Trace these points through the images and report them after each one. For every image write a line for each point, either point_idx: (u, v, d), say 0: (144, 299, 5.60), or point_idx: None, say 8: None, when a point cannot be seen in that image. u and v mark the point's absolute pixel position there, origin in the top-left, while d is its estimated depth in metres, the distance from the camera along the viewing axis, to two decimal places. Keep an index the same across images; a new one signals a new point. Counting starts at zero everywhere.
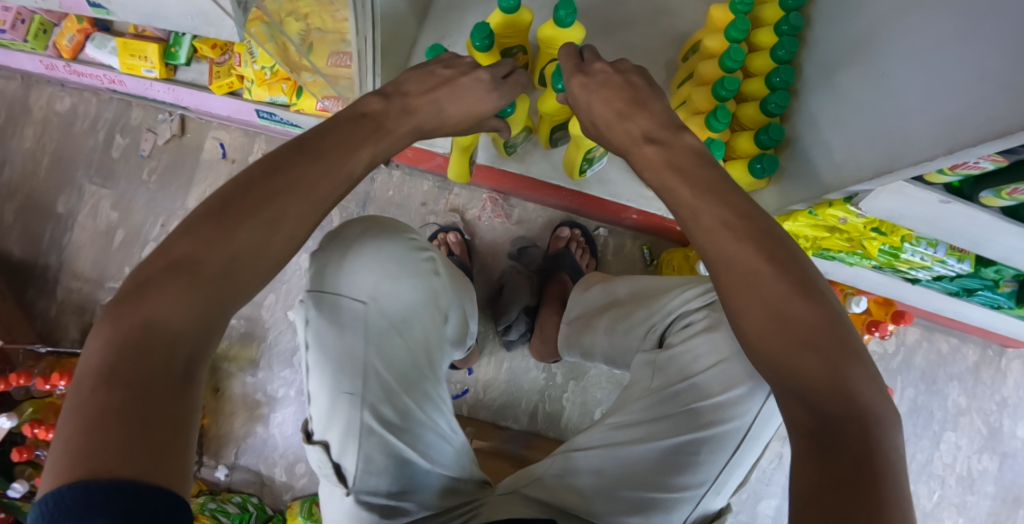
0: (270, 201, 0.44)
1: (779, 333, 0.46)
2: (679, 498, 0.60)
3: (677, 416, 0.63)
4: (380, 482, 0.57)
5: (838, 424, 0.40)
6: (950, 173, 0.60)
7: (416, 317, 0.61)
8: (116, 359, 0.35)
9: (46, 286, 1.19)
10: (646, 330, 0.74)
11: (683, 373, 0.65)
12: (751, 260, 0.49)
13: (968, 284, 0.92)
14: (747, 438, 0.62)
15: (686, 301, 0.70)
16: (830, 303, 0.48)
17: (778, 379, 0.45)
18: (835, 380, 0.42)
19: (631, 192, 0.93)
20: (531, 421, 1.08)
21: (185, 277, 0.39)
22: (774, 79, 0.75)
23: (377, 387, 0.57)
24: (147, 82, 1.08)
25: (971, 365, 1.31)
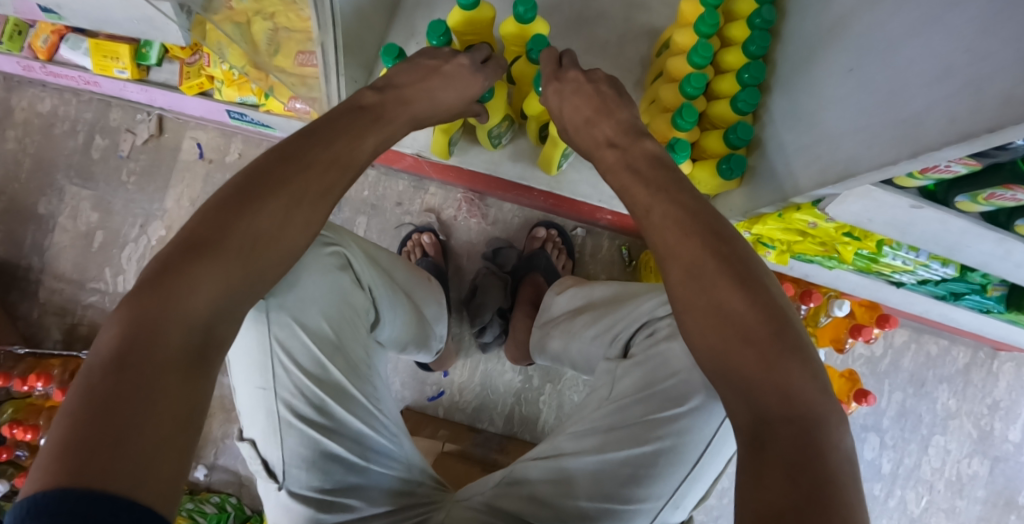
0: (282, 191, 0.46)
1: (721, 329, 0.43)
2: (638, 510, 0.57)
3: (631, 427, 0.59)
4: (311, 478, 0.56)
5: (781, 432, 0.38)
6: (921, 177, 0.55)
7: (327, 312, 0.58)
8: (125, 347, 0.36)
9: (28, 288, 1.19)
10: (612, 337, 0.71)
11: (642, 382, 0.62)
12: (698, 252, 0.46)
13: (954, 288, 0.90)
14: (708, 451, 0.58)
15: (652, 309, 0.67)
16: (769, 293, 0.44)
17: (722, 378, 0.43)
18: (775, 380, 0.40)
19: (602, 192, 0.90)
20: (506, 425, 1.08)
21: (205, 264, 0.41)
22: (744, 75, 0.71)
23: (291, 382, 0.56)
24: (121, 83, 1.07)
25: (962, 367, 1.28)
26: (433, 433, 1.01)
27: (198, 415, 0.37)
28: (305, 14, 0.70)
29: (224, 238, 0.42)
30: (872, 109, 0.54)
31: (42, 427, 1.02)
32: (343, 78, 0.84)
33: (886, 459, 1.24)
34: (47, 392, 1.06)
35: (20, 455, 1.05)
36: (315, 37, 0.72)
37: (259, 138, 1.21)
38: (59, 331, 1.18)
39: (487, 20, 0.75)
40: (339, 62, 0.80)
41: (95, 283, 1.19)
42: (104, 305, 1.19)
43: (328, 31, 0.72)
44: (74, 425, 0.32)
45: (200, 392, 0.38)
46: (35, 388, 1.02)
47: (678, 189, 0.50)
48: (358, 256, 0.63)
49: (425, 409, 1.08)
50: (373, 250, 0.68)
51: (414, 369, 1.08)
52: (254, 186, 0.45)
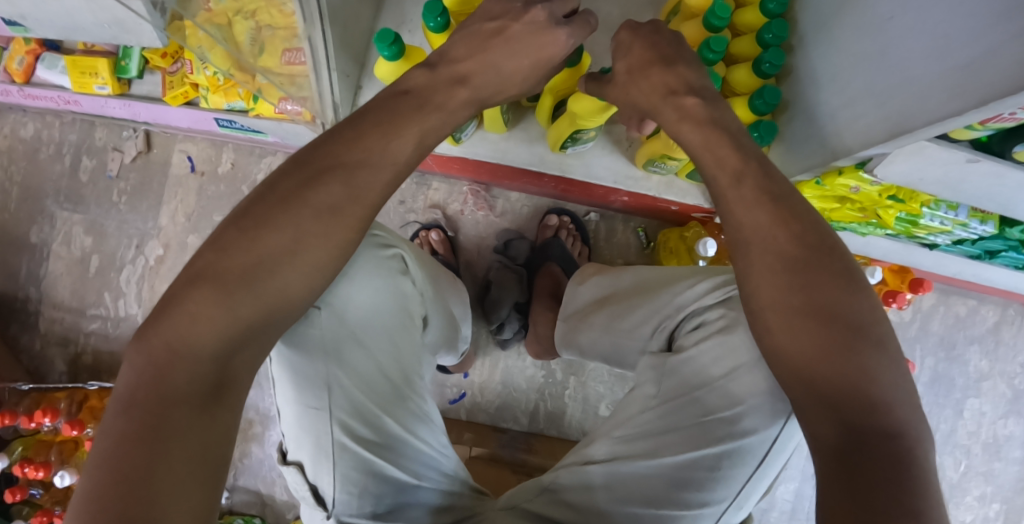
0: (303, 204, 0.43)
1: (805, 318, 0.41)
2: (699, 514, 0.53)
3: (688, 429, 0.55)
4: (363, 504, 0.53)
5: (873, 438, 0.36)
6: (979, 128, 0.49)
7: (382, 323, 0.56)
8: (137, 384, 0.37)
9: (28, 321, 1.16)
10: (653, 328, 0.65)
11: (693, 380, 0.57)
12: (762, 247, 0.44)
13: (990, 246, 0.85)
14: (774, 449, 0.54)
15: (696, 296, 0.61)
16: (834, 286, 0.42)
17: (790, 375, 0.41)
18: (832, 378, 0.39)
19: (617, 172, 0.85)
20: (532, 422, 1.05)
21: (202, 289, 0.40)
22: (766, 36, 0.66)
23: (346, 401, 0.53)
24: (102, 100, 1.02)
25: (992, 326, 1.24)
26: (458, 437, 0.98)
27: (222, 447, 0.38)
28: (289, 9, 0.68)
29: (222, 261, 0.41)
30: (923, 53, 0.49)
31: (53, 463, 0.99)
32: (334, 74, 0.83)
33: None
34: (55, 426, 1.02)
35: (34, 492, 1.02)
36: (302, 31, 0.71)
37: (250, 145, 1.16)
38: (64, 362, 1.14)
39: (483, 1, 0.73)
40: (329, 55, 0.78)
41: (95, 309, 1.15)
42: (106, 332, 1.15)
43: (314, 23, 0.71)
44: (95, 466, 0.34)
45: (220, 423, 0.38)
46: (42, 424, 0.98)
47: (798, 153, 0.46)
48: (414, 260, 0.61)
49: (447, 412, 1.05)
50: (422, 253, 0.66)
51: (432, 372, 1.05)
52: (260, 203, 0.43)
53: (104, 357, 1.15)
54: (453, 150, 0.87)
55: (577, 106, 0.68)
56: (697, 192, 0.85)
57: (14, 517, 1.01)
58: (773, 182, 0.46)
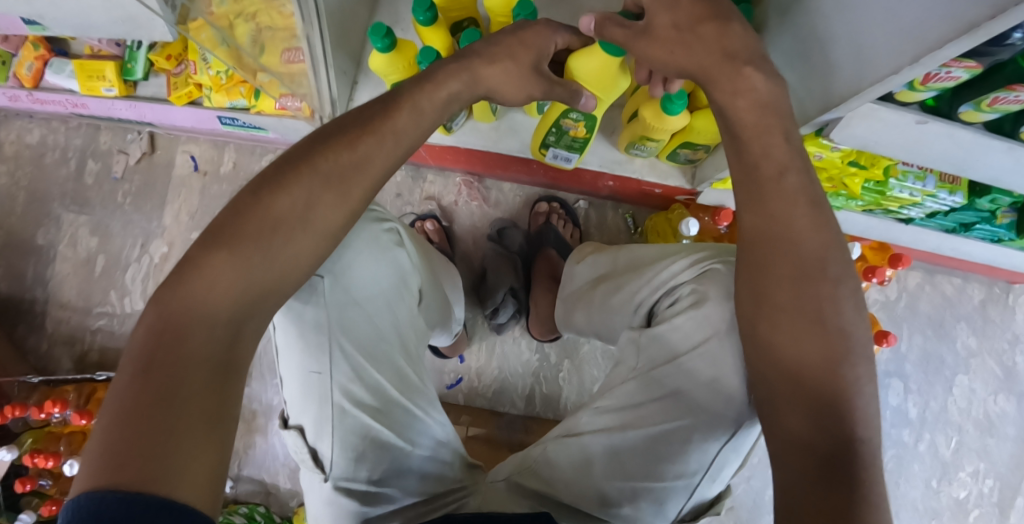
0: (314, 164, 0.47)
1: (800, 322, 0.47)
2: (673, 486, 0.59)
3: (663, 400, 0.60)
4: (360, 470, 0.57)
5: (841, 438, 0.44)
6: (923, 89, 0.53)
7: (382, 294, 0.60)
8: (154, 346, 0.40)
9: (35, 320, 1.19)
10: (635, 307, 0.70)
11: (669, 353, 0.61)
12: (784, 257, 0.49)
13: (963, 218, 0.89)
14: (745, 425, 0.57)
15: (674, 273, 0.65)
16: (836, 303, 0.47)
17: (778, 372, 0.48)
18: (821, 386, 0.46)
19: (603, 157, 0.89)
20: (528, 405, 1.07)
21: (221, 254, 0.43)
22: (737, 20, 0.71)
23: (347, 366, 0.56)
24: (108, 102, 1.06)
25: (978, 304, 1.28)
26: (456, 419, 1.01)
27: (230, 411, 0.41)
28: (288, 8, 0.73)
29: (237, 227, 0.45)
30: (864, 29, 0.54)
31: (61, 454, 1.01)
32: (332, 70, 0.87)
33: (912, 404, 1.24)
34: (63, 419, 1.04)
35: (43, 484, 1.04)
36: (301, 30, 0.76)
37: (251, 144, 1.20)
38: (70, 360, 1.17)
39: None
40: (327, 53, 0.83)
41: (102, 307, 1.18)
42: (112, 329, 1.18)
43: (312, 22, 0.76)
44: (109, 423, 0.36)
45: (232, 388, 0.42)
46: (51, 415, 1.00)
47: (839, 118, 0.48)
48: (411, 238, 0.65)
49: (445, 398, 1.07)
50: (419, 238, 0.70)
51: (430, 358, 1.08)
52: (277, 175, 0.47)
53: (110, 354, 1.17)
54: (444, 140, 0.91)
55: (583, 68, 0.68)
56: (677, 174, 0.90)
57: (22, 509, 1.04)
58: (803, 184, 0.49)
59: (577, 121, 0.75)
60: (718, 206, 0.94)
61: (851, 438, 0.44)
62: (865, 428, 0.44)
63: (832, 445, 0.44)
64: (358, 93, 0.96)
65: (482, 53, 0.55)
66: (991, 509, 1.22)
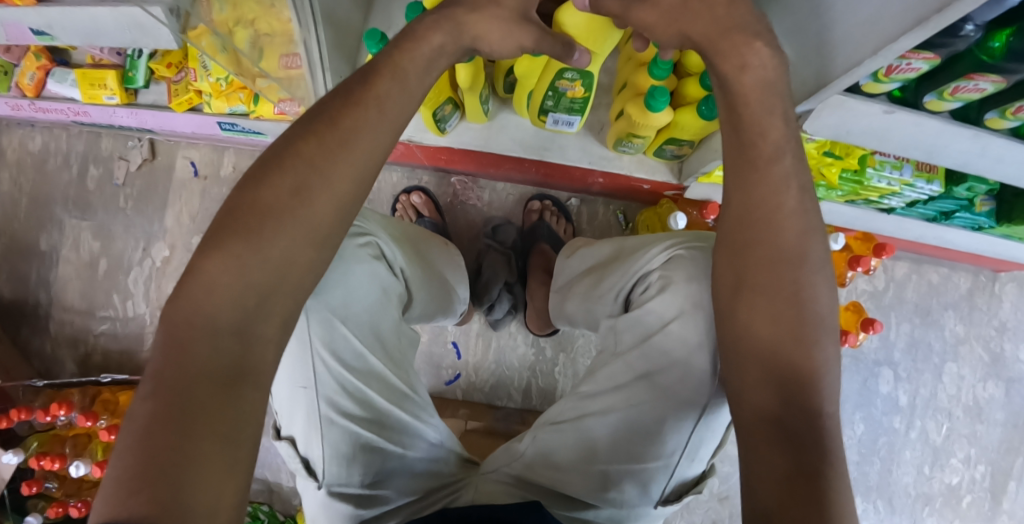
0: (296, 152, 0.47)
1: (772, 304, 0.49)
2: (652, 469, 0.62)
3: (634, 384, 0.63)
4: (352, 474, 0.60)
5: (807, 415, 0.46)
6: (887, 80, 0.56)
7: (365, 306, 0.61)
8: (163, 364, 0.40)
9: (40, 323, 1.21)
10: (614, 295, 0.73)
11: (644, 334, 0.64)
12: (761, 241, 0.50)
13: (943, 207, 0.92)
14: (714, 401, 0.60)
15: (647, 261, 0.69)
16: (812, 287, 0.49)
17: (753, 351, 0.50)
18: (791, 363, 0.48)
19: (591, 153, 0.92)
20: (525, 399, 1.10)
21: (218, 260, 0.44)
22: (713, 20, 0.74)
23: (331, 380, 0.58)
24: (110, 110, 1.08)
25: (965, 292, 1.31)
26: (454, 413, 1.04)
27: (246, 424, 0.41)
28: (285, 13, 0.78)
29: (229, 228, 0.45)
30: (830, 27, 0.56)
31: (67, 455, 1.03)
32: (329, 73, 0.90)
33: (903, 391, 1.27)
34: (69, 422, 1.06)
35: (49, 486, 1.06)
36: (297, 34, 0.80)
37: (249, 149, 1.23)
38: (75, 362, 1.19)
39: None
40: (323, 56, 0.86)
41: (105, 311, 1.20)
42: (116, 332, 1.20)
43: (309, 28, 0.80)
44: (123, 445, 0.37)
45: (247, 400, 0.42)
46: (57, 418, 1.02)
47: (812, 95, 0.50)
48: (390, 246, 0.66)
49: (443, 393, 1.10)
50: (403, 237, 0.72)
51: (427, 355, 1.10)
52: (264, 170, 0.47)
53: (113, 357, 1.19)
54: (438, 141, 0.93)
55: (571, 25, 0.69)
56: (665, 169, 0.93)
57: (29, 511, 1.06)
58: (794, 168, 0.49)
59: (574, 80, 0.74)
60: (705, 201, 0.97)
61: (817, 412, 0.46)
62: (830, 404, 0.47)
63: (797, 419, 0.46)
64: None
65: (465, 3, 0.54)
66: (983, 494, 1.26)
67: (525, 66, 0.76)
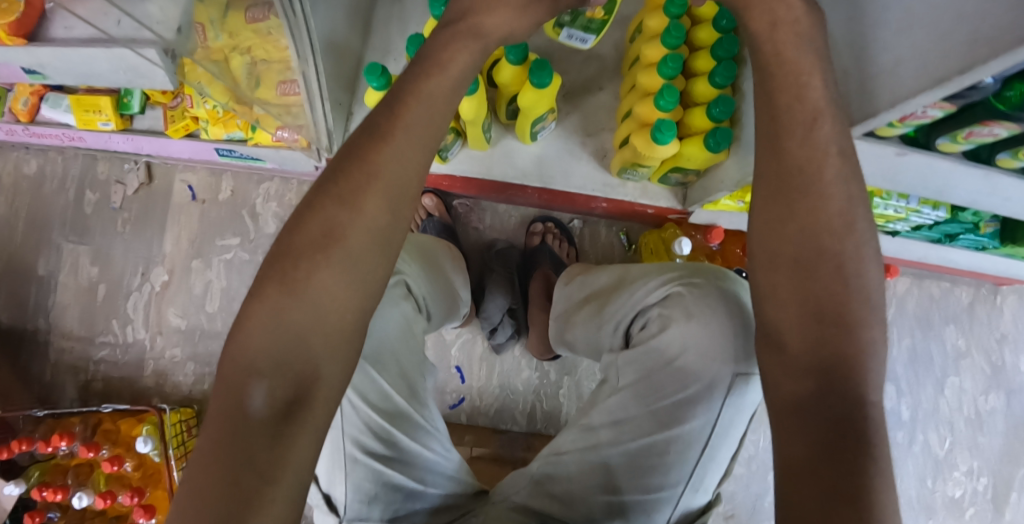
0: (324, 195, 0.46)
1: (812, 279, 0.46)
2: (658, 500, 0.61)
3: (640, 417, 0.63)
4: (372, 510, 0.59)
5: (850, 399, 0.42)
6: (901, 125, 0.55)
7: (391, 346, 0.61)
8: (224, 397, 0.42)
9: (39, 349, 1.20)
10: (613, 327, 0.73)
11: (650, 368, 0.63)
12: (801, 209, 0.47)
13: (948, 230, 0.91)
14: (716, 432, 0.61)
15: (646, 293, 0.69)
16: (857, 261, 0.45)
17: (793, 329, 0.46)
18: (831, 345, 0.44)
19: (595, 181, 0.91)
20: (530, 422, 1.09)
21: (268, 296, 0.44)
22: (719, 51, 0.73)
23: (359, 420, 0.58)
24: (105, 136, 1.07)
25: (966, 305, 1.31)
26: (459, 440, 1.03)
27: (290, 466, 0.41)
28: (281, 42, 0.74)
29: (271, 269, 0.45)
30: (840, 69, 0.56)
31: (70, 486, 1.02)
32: (327, 104, 0.89)
33: (905, 405, 1.26)
34: (71, 451, 1.06)
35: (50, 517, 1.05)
36: (296, 66, 0.78)
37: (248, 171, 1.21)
38: (76, 388, 1.18)
39: None
40: (323, 88, 0.85)
41: (105, 336, 1.19)
42: (116, 358, 1.19)
43: (307, 60, 0.78)
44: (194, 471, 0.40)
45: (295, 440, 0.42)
46: (59, 448, 1.01)
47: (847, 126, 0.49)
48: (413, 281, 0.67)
49: (448, 418, 1.09)
50: (423, 265, 0.73)
51: None
52: (313, 205, 0.46)
53: (114, 383, 1.18)
54: (440, 168, 0.92)
55: None
56: (669, 195, 0.92)
57: None
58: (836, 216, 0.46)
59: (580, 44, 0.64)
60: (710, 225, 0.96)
61: (860, 400, 0.42)
62: (877, 392, 0.43)
63: (838, 404, 0.42)
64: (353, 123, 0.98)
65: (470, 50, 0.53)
66: (986, 505, 1.25)
67: (511, 72, 0.76)
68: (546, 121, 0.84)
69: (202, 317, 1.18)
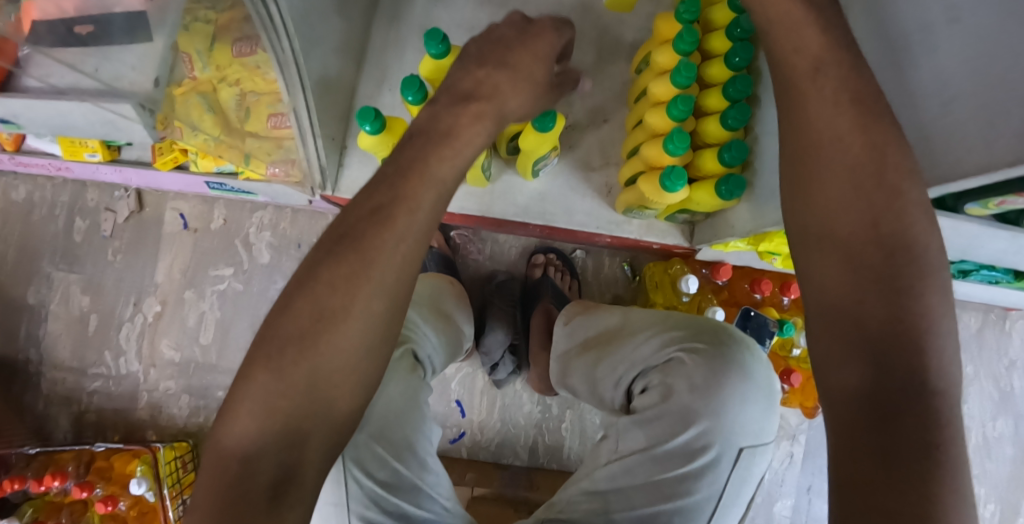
0: (315, 280, 0.43)
1: (853, 254, 0.44)
2: None
3: (642, 487, 0.59)
4: None
5: (910, 376, 0.39)
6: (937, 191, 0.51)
7: (400, 419, 0.60)
8: (220, 473, 0.40)
9: (30, 380, 1.17)
10: (614, 383, 0.70)
11: (656, 439, 0.60)
12: (834, 181, 0.46)
13: (963, 266, 0.88)
14: (722, 503, 0.58)
15: (646, 353, 0.67)
16: (903, 225, 0.43)
17: (836, 310, 0.44)
18: (883, 321, 0.41)
19: (599, 218, 0.88)
20: (532, 457, 1.07)
21: (260, 377, 0.41)
22: (730, 91, 0.70)
23: (363, 496, 0.57)
24: (93, 167, 1.03)
25: (975, 330, 1.28)
26: (460, 478, 1.00)
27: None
28: (271, 76, 0.71)
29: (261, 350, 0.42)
30: None
31: None
32: (320, 140, 0.85)
33: None
34: (64, 489, 1.03)
35: None
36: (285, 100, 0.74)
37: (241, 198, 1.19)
38: (68, 420, 1.15)
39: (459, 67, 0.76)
40: (314, 125, 0.81)
41: (97, 368, 1.17)
42: (109, 390, 1.16)
43: (298, 94, 0.74)
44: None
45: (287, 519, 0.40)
46: (52, 487, 0.99)
47: (889, 159, 0.44)
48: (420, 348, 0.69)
49: (448, 452, 1.06)
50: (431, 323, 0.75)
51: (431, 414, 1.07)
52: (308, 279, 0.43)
53: (107, 415, 1.16)
54: None
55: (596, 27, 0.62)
56: (676, 232, 0.88)
57: None
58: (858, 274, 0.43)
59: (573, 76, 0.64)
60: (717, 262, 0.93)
61: (924, 377, 0.38)
62: (945, 371, 0.39)
63: (897, 385, 0.39)
64: (347, 159, 0.95)
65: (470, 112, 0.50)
66: None
67: None
68: (548, 160, 0.80)
69: (196, 349, 1.16)
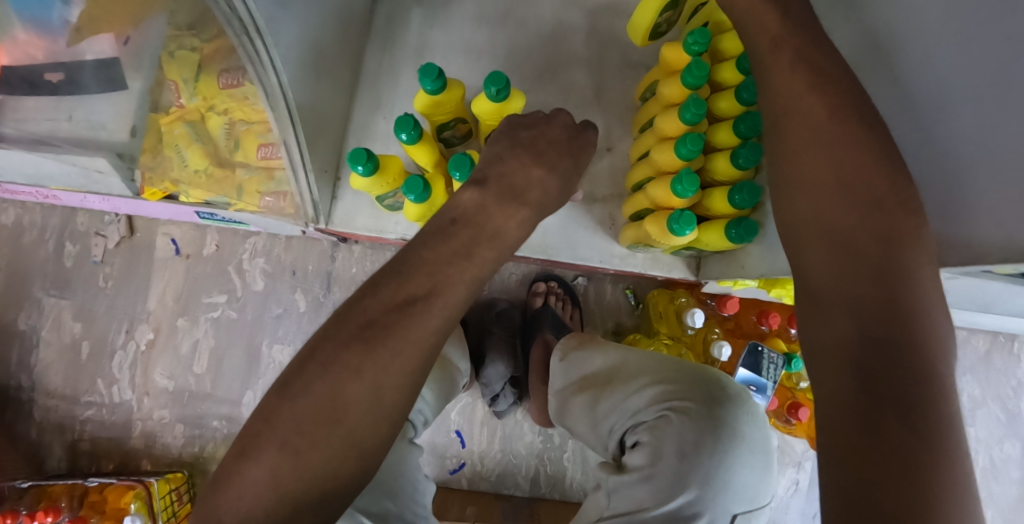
0: (336, 367, 0.42)
1: (835, 217, 0.46)
2: None
3: None
4: None
5: (895, 323, 0.40)
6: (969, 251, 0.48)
7: (392, 495, 0.61)
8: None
9: (23, 408, 1.14)
10: (608, 429, 0.68)
11: (644, 500, 0.57)
12: (810, 152, 0.49)
13: None
14: None
15: (639, 405, 0.65)
16: (879, 184, 0.46)
17: (823, 276, 0.45)
18: (867, 275, 0.43)
19: (603, 252, 0.86)
20: (533, 487, 1.05)
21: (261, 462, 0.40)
22: (741, 129, 0.67)
23: None
24: (81, 195, 1.01)
25: (983, 353, 1.25)
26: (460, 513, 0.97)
27: None
28: (259, 106, 0.66)
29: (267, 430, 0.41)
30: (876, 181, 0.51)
31: None
32: (311, 173, 0.81)
33: None
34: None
35: None
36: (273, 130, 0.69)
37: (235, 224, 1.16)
38: (62, 448, 1.13)
39: (455, 99, 0.73)
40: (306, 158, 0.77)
41: (90, 396, 1.14)
42: (103, 418, 1.14)
43: (287, 126, 0.69)
44: None
45: None
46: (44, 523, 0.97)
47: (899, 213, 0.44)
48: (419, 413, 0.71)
49: (448, 483, 1.04)
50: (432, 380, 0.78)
51: (430, 444, 1.04)
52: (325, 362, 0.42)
53: (101, 443, 1.13)
54: None
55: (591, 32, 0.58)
56: (682, 266, 0.86)
57: None
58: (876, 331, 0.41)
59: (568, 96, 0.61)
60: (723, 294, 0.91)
61: (908, 322, 0.40)
62: (930, 321, 0.40)
63: (882, 335, 0.40)
64: (340, 191, 0.92)
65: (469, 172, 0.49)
66: None
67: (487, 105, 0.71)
68: None
69: (190, 378, 1.14)
